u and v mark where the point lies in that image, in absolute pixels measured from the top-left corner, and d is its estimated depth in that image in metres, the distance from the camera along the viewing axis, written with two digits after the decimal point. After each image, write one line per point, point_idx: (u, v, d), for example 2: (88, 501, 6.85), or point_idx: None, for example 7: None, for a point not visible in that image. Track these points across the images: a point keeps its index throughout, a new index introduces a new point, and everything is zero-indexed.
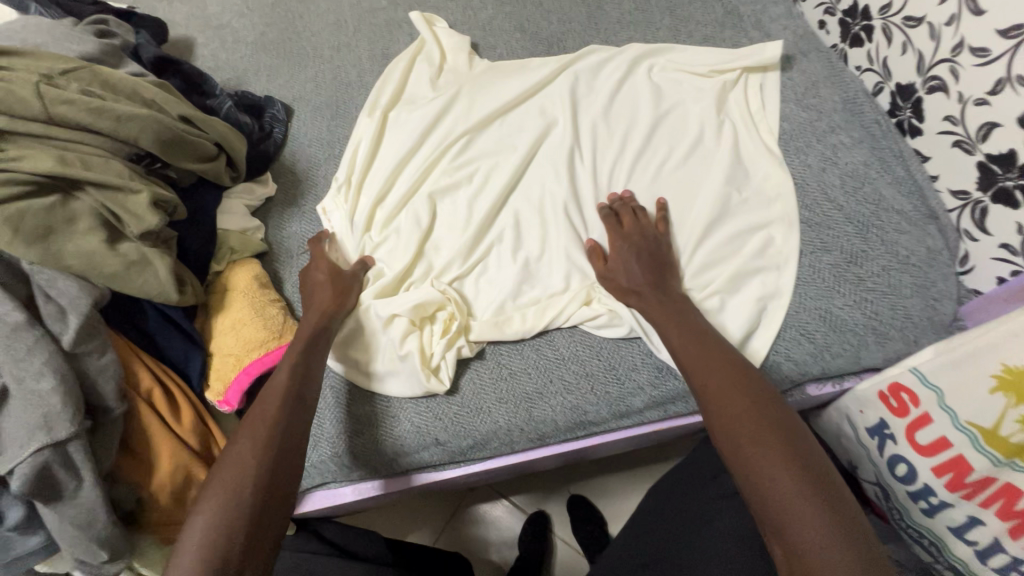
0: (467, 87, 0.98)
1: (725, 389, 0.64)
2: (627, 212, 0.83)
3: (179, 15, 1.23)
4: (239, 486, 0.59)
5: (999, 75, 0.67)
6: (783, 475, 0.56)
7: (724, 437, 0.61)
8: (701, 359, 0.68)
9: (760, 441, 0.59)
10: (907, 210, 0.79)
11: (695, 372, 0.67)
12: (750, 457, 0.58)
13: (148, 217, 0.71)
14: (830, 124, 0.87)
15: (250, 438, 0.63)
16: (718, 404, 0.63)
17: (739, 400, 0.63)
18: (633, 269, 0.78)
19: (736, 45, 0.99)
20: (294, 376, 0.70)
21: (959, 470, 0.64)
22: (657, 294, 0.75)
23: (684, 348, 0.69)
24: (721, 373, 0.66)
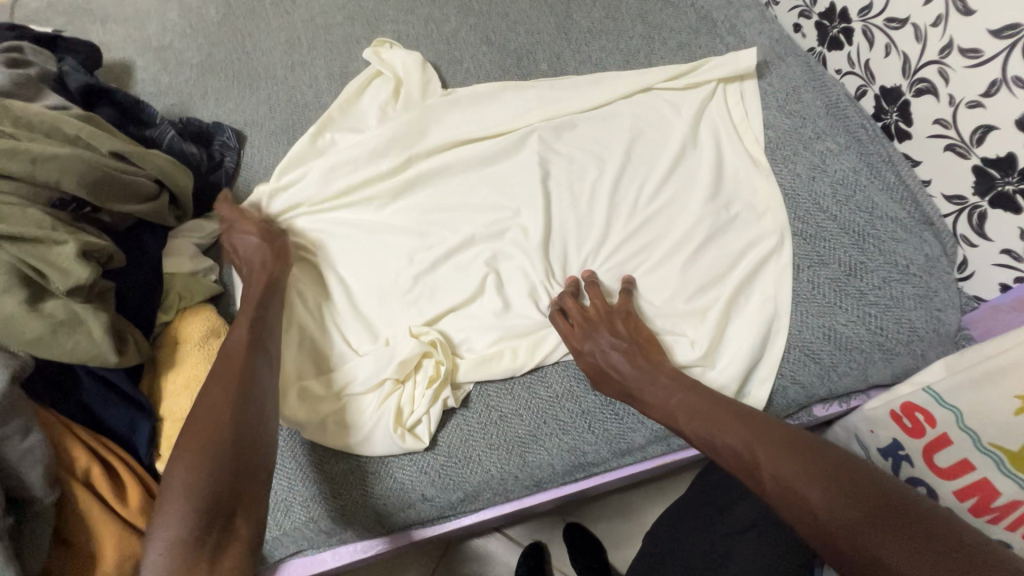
0: (425, 115, 0.93)
1: (783, 472, 0.54)
2: (570, 300, 0.75)
3: (114, 38, 1.13)
4: (207, 427, 0.56)
5: (993, 77, 0.64)
6: (854, 515, 0.50)
7: (807, 531, 0.52)
8: (737, 443, 0.59)
9: (816, 482, 0.53)
10: (901, 216, 0.77)
11: (736, 462, 0.59)
12: (808, 499, 0.52)
13: (77, 270, 0.62)
14: (816, 130, 0.84)
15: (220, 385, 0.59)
16: (784, 490, 0.54)
17: (808, 482, 0.53)
18: (609, 351, 0.70)
19: (712, 51, 0.96)
20: (254, 328, 0.67)
21: (984, 494, 0.60)
22: (645, 379, 0.68)
23: (712, 436, 0.61)
24: (768, 453, 0.57)
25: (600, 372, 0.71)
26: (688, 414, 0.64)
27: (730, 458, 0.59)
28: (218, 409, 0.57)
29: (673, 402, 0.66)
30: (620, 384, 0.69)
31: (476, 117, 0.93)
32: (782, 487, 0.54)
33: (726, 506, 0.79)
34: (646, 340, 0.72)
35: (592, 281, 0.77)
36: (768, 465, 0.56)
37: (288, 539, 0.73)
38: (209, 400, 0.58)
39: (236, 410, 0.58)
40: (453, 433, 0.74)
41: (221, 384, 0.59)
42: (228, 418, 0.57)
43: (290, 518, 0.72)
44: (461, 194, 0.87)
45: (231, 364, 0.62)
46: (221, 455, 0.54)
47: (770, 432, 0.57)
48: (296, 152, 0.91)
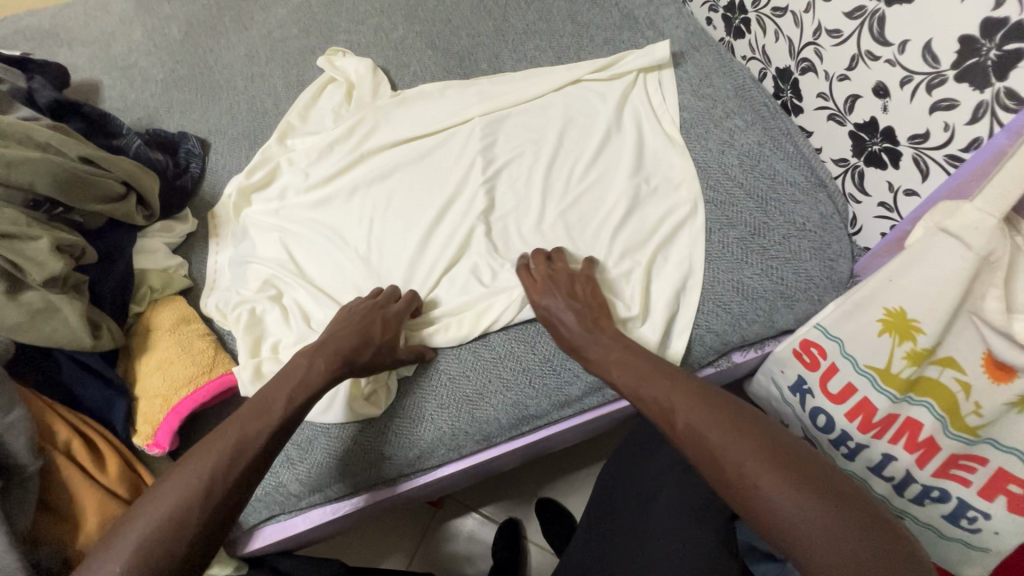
0: (372, 117, 1.01)
1: (693, 418, 0.61)
2: (541, 260, 0.82)
3: (82, 59, 1.20)
4: (195, 489, 0.58)
5: (852, 53, 0.74)
6: (744, 453, 0.56)
7: (710, 470, 0.58)
8: (660, 393, 0.65)
9: (719, 427, 0.59)
10: (798, 180, 0.86)
11: (656, 410, 0.65)
12: (710, 442, 0.59)
13: (52, 263, 0.69)
14: (725, 110, 0.94)
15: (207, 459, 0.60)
16: (696, 437, 0.60)
17: (715, 428, 0.59)
18: (563, 308, 0.76)
19: (634, 45, 1.06)
20: (280, 412, 0.65)
21: (866, 411, 0.70)
22: (590, 337, 0.74)
23: (640, 388, 0.67)
24: (684, 404, 0.63)
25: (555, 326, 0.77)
26: (620, 368, 0.70)
27: (652, 408, 0.65)
28: (199, 483, 0.58)
29: (610, 358, 0.71)
30: (570, 340, 0.76)
31: (420, 116, 1.01)
32: (693, 431, 0.60)
33: (659, 451, 0.87)
34: (599, 302, 0.78)
35: (558, 249, 0.83)
36: (684, 414, 0.62)
37: (261, 503, 0.80)
38: (210, 466, 0.60)
39: (228, 492, 0.59)
40: (406, 397, 0.81)
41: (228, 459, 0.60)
42: (222, 489, 0.59)
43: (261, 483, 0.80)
44: (409, 183, 0.94)
45: (249, 437, 0.63)
46: (173, 544, 0.55)
47: (688, 387, 0.63)
48: (259, 157, 1.00)
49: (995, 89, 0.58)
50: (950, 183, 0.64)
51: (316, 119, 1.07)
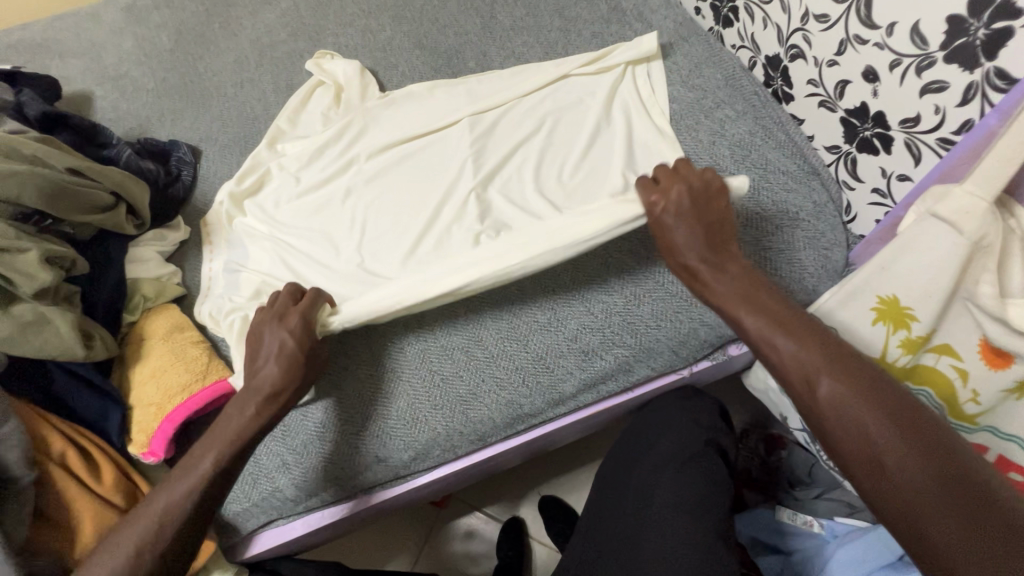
0: (361, 119, 1.01)
1: (840, 386, 0.55)
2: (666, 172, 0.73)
3: (74, 71, 1.20)
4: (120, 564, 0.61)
5: (840, 37, 0.72)
6: (889, 431, 0.52)
7: (845, 446, 0.54)
8: (797, 351, 0.59)
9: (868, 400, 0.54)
10: (791, 168, 0.85)
11: (795, 370, 0.59)
12: (855, 414, 0.54)
13: (40, 275, 0.69)
14: (716, 100, 0.93)
15: (133, 530, 0.63)
16: (840, 410, 0.55)
17: (865, 405, 0.54)
18: (681, 226, 0.69)
19: (623, 38, 1.05)
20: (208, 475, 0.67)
21: None
22: (715, 270, 0.67)
23: (776, 342, 0.61)
24: (831, 370, 0.57)
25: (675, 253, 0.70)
26: (755, 314, 0.63)
27: (786, 368, 0.59)
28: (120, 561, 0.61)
29: (743, 300, 0.64)
30: (686, 261, 0.69)
31: (409, 117, 1.01)
32: (836, 404, 0.55)
33: (657, 446, 0.86)
34: (729, 233, 0.70)
35: (686, 160, 0.74)
36: (828, 383, 0.56)
37: (258, 509, 0.80)
38: (136, 538, 0.62)
39: (164, 549, 0.63)
40: (400, 399, 0.81)
41: (156, 524, 0.63)
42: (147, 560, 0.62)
43: (257, 489, 0.79)
44: (398, 184, 0.94)
45: (172, 503, 0.65)
46: None
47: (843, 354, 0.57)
48: (249, 163, 1.00)
49: (985, 69, 0.57)
50: (942, 166, 0.62)
51: (306, 122, 1.06)
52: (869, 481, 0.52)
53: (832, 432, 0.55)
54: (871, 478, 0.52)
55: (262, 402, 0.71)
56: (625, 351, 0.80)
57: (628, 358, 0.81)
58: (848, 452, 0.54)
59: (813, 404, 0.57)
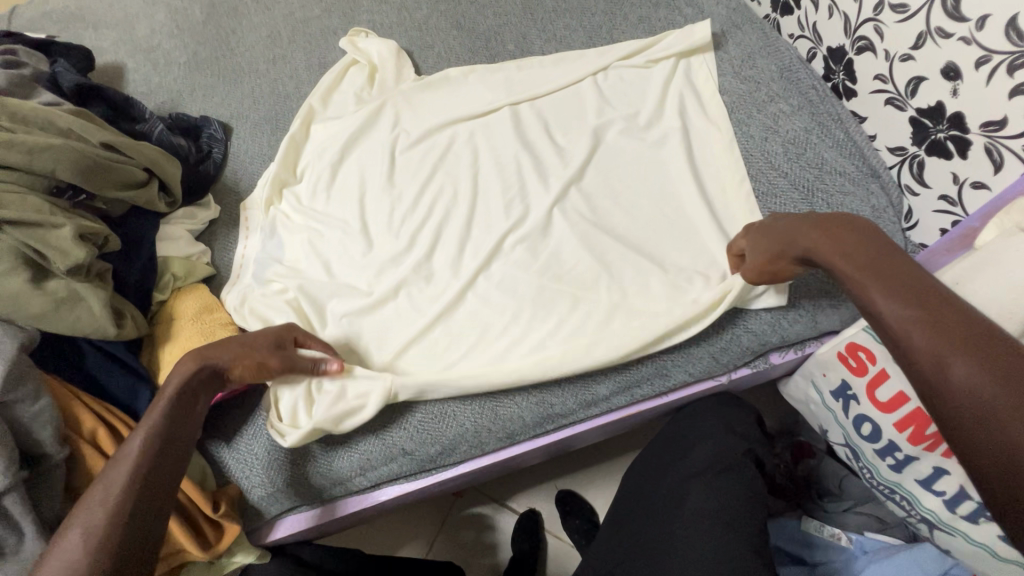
0: (395, 102, 0.98)
1: (981, 370, 0.43)
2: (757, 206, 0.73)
3: (106, 42, 1.19)
4: (72, 554, 0.50)
5: (919, 30, 0.67)
6: None
7: (971, 444, 0.43)
8: (926, 325, 0.47)
9: (1021, 392, 0.42)
10: (849, 170, 0.80)
11: (920, 354, 0.47)
12: (1000, 406, 0.42)
13: (74, 251, 0.68)
14: (770, 93, 0.88)
15: (77, 522, 0.52)
16: (976, 401, 0.43)
17: (1020, 404, 0.41)
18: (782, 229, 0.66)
19: (671, 23, 0.99)
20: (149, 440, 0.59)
21: (919, 422, 0.65)
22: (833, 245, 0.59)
23: (905, 318, 0.49)
24: (967, 352, 0.45)
25: (788, 244, 0.65)
26: (883, 288, 0.52)
27: (908, 351, 0.48)
28: (71, 553, 0.50)
29: (869, 275, 0.54)
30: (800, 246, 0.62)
31: (445, 102, 0.97)
32: (972, 392, 0.43)
33: (692, 453, 0.83)
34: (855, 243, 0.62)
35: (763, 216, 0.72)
36: (966, 369, 0.44)
37: (280, 497, 0.79)
38: (85, 520, 0.52)
39: (114, 521, 0.53)
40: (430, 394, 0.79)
41: (102, 497, 0.54)
42: (99, 538, 0.51)
43: (280, 476, 0.78)
44: (432, 170, 0.91)
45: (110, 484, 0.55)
46: None
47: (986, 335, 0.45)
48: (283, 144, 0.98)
49: None
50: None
51: (338, 102, 1.03)
52: (1006, 489, 0.41)
53: (959, 422, 0.44)
54: (1008, 485, 0.40)
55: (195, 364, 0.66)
56: (663, 355, 0.77)
57: (666, 362, 0.77)
58: (981, 452, 0.42)
59: (937, 387, 0.45)
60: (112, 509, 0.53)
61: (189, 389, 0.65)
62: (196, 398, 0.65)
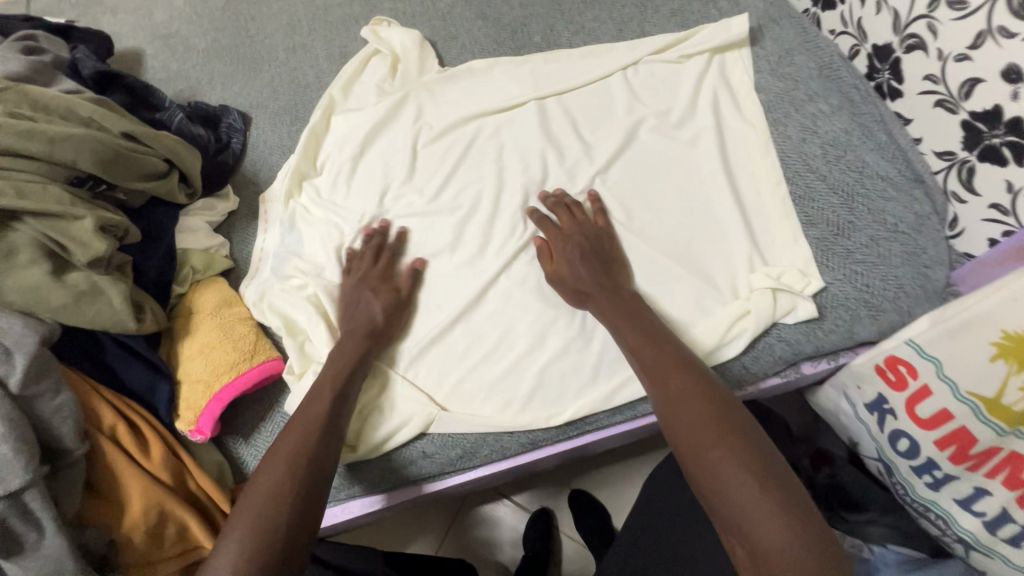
0: (417, 94, 0.95)
1: (682, 395, 0.62)
2: (563, 207, 0.80)
3: (125, 26, 1.17)
4: (280, 475, 0.62)
5: (979, 29, 0.64)
6: (716, 435, 0.58)
7: (698, 474, 0.58)
8: (658, 364, 0.65)
9: (694, 406, 0.61)
10: (892, 174, 0.76)
11: (687, 426, 0.60)
12: (691, 422, 0.60)
13: (95, 243, 0.67)
14: (809, 92, 0.84)
15: (279, 450, 0.64)
16: (681, 421, 0.61)
17: (704, 416, 0.60)
18: (579, 266, 0.75)
19: (705, 17, 0.96)
20: (334, 387, 0.70)
21: (961, 442, 0.62)
22: (609, 292, 0.73)
23: (641, 356, 0.67)
24: (676, 381, 0.63)
25: (585, 289, 0.74)
26: (629, 331, 0.69)
27: (677, 419, 0.61)
28: (275, 476, 0.62)
29: (623, 320, 0.71)
30: (584, 290, 0.74)
31: (469, 95, 0.94)
32: (678, 415, 0.61)
33: None
34: (621, 282, 0.75)
35: (574, 215, 0.80)
36: (674, 395, 0.62)
37: None
38: (291, 450, 0.64)
39: (307, 454, 0.64)
40: (455, 398, 0.79)
41: (299, 430, 0.66)
42: (299, 466, 0.63)
43: None
44: (455, 166, 0.89)
45: (308, 420, 0.67)
46: (279, 520, 0.59)
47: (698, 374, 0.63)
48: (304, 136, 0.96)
49: None
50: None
51: (360, 93, 1.01)
52: (712, 489, 0.57)
53: (674, 440, 0.61)
54: (708, 483, 0.57)
55: (362, 338, 0.76)
56: None
57: None
58: (691, 463, 0.59)
59: (662, 415, 0.63)
60: (309, 444, 0.64)
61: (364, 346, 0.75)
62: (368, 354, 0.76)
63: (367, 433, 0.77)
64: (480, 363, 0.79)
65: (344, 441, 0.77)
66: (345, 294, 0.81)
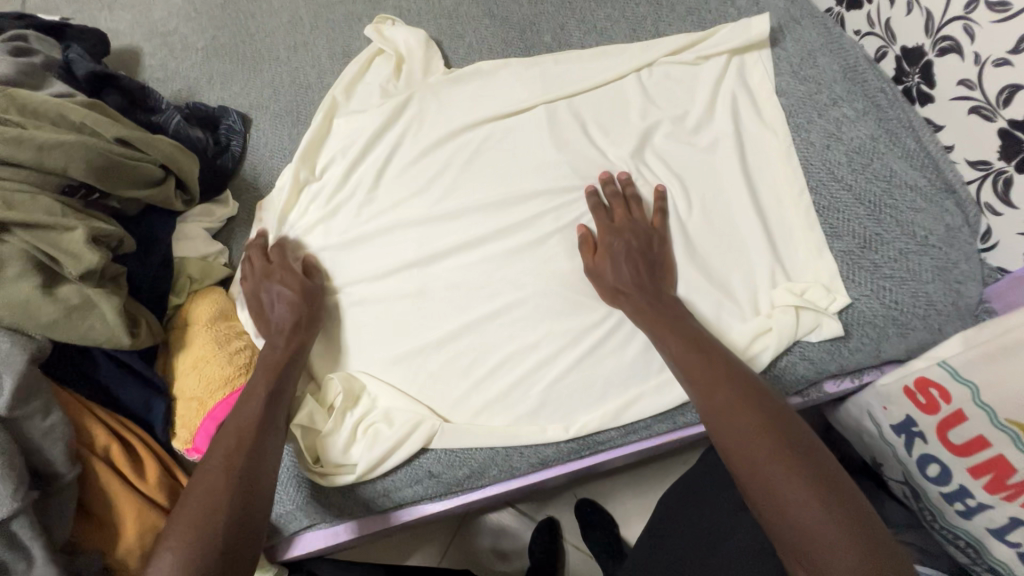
0: (422, 95, 0.91)
1: (731, 402, 0.59)
2: (601, 210, 0.77)
3: (122, 24, 1.13)
4: (218, 478, 0.59)
5: (1023, 32, 0.60)
6: (770, 444, 0.55)
7: (749, 484, 0.55)
8: (705, 369, 0.63)
9: (744, 413, 0.58)
10: (921, 184, 0.73)
11: (736, 436, 0.57)
12: (741, 429, 0.57)
13: (86, 255, 0.64)
14: (832, 96, 0.80)
15: (218, 456, 0.61)
16: (730, 429, 0.58)
17: (755, 425, 0.57)
18: (623, 265, 0.72)
19: (722, 16, 0.92)
20: (272, 380, 0.69)
21: (1000, 470, 0.59)
22: (652, 295, 0.71)
23: (684, 359, 0.64)
24: (725, 387, 0.60)
25: (624, 284, 0.72)
26: (673, 334, 0.67)
27: (722, 427, 0.58)
28: (216, 482, 0.59)
29: (665, 324, 0.68)
30: (627, 290, 0.72)
31: (477, 97, 0.91)
32: (727, 421, 0.58)
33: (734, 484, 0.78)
34: (664, 283, 0.73)
35: (625, 207, 0.77)
36: (722, 401, 0.59)
37: (301, 514, 0.76)
38: (231, 451, 0.61)
39: (246, 454, 0.61)
40: (462, 415, 0.77)
41: (237, 430, 0.63)
42: (238, 467, 0.60)
43: (303, 492, 0.76)
44: (462, 172, 0.85)
45: (246, 419, 0.65)
46: (219, 524, 0.56)
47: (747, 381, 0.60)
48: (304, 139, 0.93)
49: None
50: None
51: (362, 94, 0.97)
52: (765, 502, 0.53)
53: (722, 448, 0.58)
54: (761, 495, 0.53)
55: (291, 330, 0.75)
56: None
57: None
58: (740, 472, 0.56)
59: (709, 422, 0.60)
60: (246, 445, 0.62)
61: (292, 338, 0.74)
62: (299, 343, 0.75)
63: (365, 451, 0.74)
64: (488, 378, 0.76)
65: (343, 458, 0.75)
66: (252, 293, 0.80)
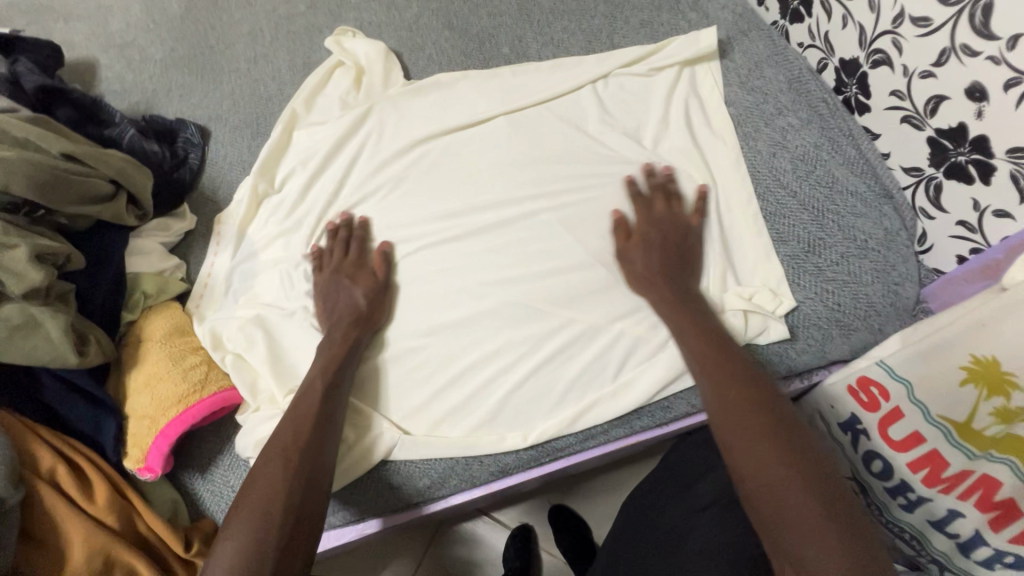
0: (381, 107, 0.92)
1: (744, 404, 0.59)
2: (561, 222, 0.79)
3: (77, 35, 1.11)
4: (277, 479, 0.61)
5: (943, 45, 0.63)
6: (776, 449, 0.55)
7: (751, 485, 0.55)
8: (721, 369, 0.62)
9: (756, 416, 0.58)
10: (861, 190, 0.76)
11: (745, 439, 0.57)
12: (752, 430, 0.57)
13: (30, 273, 0.63)
14: (778, 105, 0.83)
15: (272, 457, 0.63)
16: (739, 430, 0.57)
17: (766, 429, 0.57)
18: (654, 252, 0.73)
19: (675, 28, 0.94)
20: (322, 379, 0.69)
21: (934, 464, 0.62)
22: (677, 287, 0.71)
23: (701, 359, 0.64)
24: (739, 389, 0.60)
25: (649, 273, 0.72)
26: (694, 332, 0.67)
27: (732, 425, 0.58)
28: (274, 483, 0.61)
29: (688, 321, 0.68)
30: (649, 278, 0.72)
31: (437, 108, 0.92)
32: (737, 423, 0.58)
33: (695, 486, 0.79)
34: (690, 278, 0.73)
35: (669, 197, 0.77)
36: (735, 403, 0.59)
37: None
38: (285, 453, 0.63)
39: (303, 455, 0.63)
40: (421, 425, 0.76)
41: (291, 429, 0.65)
42: (295, 467, 0.62)
43: None
44: (422, 182, 0.86)
45: (298, 421, 0.66)
46: (284, 525, 0.58)
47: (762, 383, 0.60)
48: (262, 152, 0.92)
49: None
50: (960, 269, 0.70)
51: (323, 106, 0.97)
52: (766, 505, 0.54)
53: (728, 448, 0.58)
54: (760, 497, 0.54)
55: (349, 328, 0.74)
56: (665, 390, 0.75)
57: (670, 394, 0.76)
58: (744, 473, 0.56)
59: (716, 421, 0.60)
60: (298, 445, 0.64)
61: (350, 335, 0.74)
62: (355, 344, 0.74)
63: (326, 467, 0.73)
64: (448, 388, 0.77)
65: None
66: (323, 286, 0.79)
